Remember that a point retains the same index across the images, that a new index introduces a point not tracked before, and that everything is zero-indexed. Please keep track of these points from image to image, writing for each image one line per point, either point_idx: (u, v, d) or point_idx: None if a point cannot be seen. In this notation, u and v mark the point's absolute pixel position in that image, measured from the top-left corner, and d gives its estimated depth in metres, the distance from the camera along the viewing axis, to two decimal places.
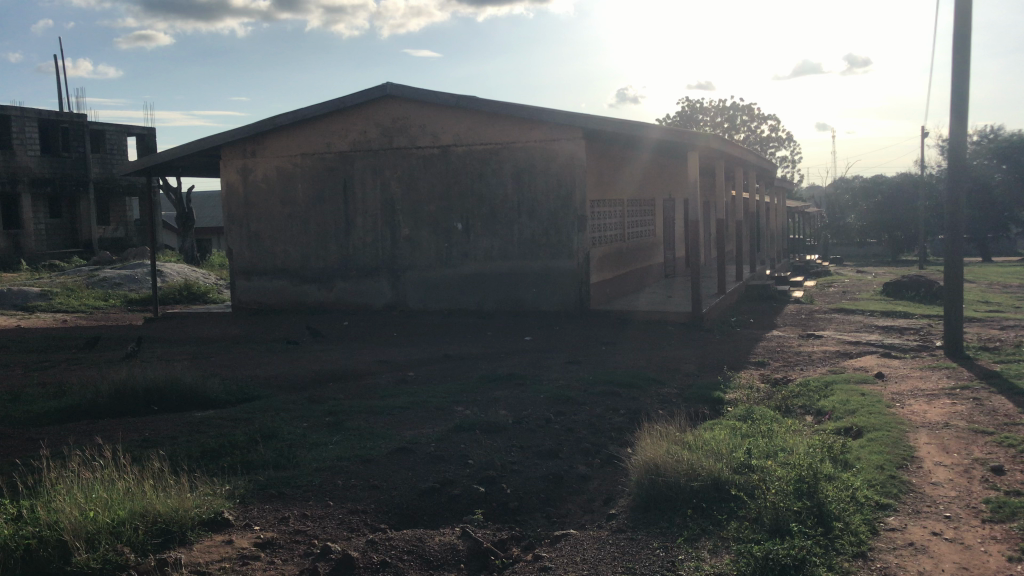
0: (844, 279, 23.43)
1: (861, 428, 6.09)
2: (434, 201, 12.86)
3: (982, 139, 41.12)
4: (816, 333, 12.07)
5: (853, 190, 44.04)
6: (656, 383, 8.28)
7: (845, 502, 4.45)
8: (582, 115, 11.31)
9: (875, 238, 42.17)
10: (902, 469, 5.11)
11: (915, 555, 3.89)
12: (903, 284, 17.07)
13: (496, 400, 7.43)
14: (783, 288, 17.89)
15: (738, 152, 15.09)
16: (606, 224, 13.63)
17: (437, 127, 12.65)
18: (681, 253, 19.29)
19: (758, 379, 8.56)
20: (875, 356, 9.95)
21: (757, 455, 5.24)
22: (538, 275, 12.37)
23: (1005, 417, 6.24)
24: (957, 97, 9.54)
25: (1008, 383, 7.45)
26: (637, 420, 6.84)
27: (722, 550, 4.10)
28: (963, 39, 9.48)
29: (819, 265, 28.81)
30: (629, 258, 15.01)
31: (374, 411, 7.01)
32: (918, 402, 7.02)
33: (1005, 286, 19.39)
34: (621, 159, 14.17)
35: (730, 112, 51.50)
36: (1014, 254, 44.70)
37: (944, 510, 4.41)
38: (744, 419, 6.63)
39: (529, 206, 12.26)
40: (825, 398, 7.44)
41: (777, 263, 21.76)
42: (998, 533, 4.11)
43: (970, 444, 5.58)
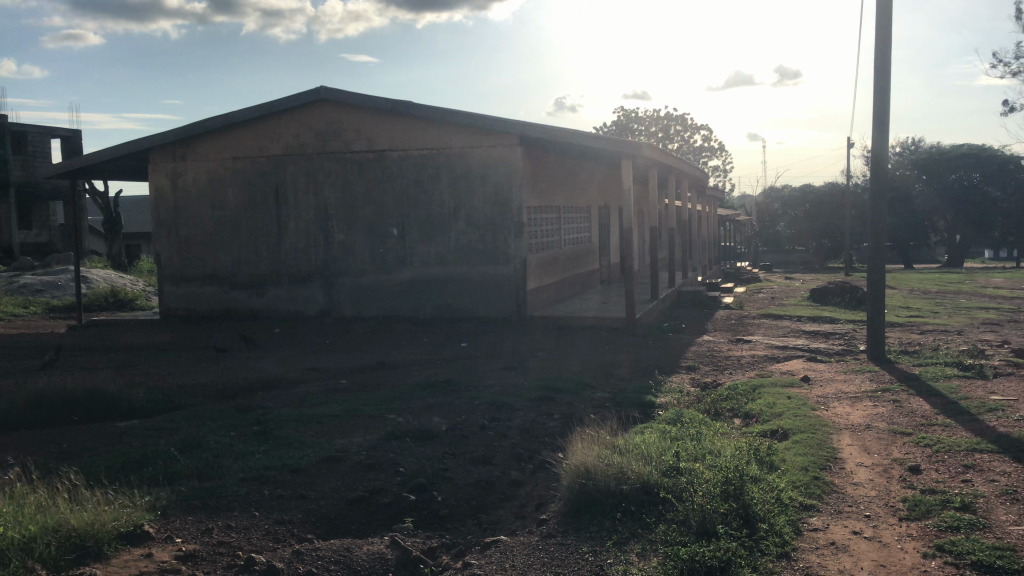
0: (773, 285, 24.01)
1: (786, 431, 6.20)
2: (369, 206, 12.73)
3: (904, 151, 42.51)
4: (746, 338, 12.26)
5: (782, 200, 45.09)
6: (589, 387, 8.34)
7: (770, 505, 4.51)
8: (518, 122, 11.35)
9: (803, 246, 43.25)
10: (826, 470, 5.20)
11: (836, 554, 3.96)
12: (828, 290, 17.48)
13: (429, 407, 7.36)
14: (715, 294, 18.17)
15: (674, 160, 15.25)
16: (542, 229, 13.64)
17: (373, 132, 12.53)
18: (616, 262, 19.38)
19: (689, 383, 8.68)
20: (803, 360, 10.14)
21: (686, 458, 5.30)
22: (474, 281, 12.37)
23: (923, 418, 6.43)
24: (879, 108, 9.82)
25: (928, 386, 7.66)
26: (569, 426, 6.86)
27: (650, 552, 4.11)
28: (883, 53, 9.77)
29: (749, 272, 29.35)
30: (566, 265, 15.08)
31: (304, 419, 6.89)
32: (842, 404, 7.18)
33: (925, 292, 20.13)
34: (558, 166, 14.25)
35: (663, 122, 52.44)
36: (934, 261, 46.28)
37: (864, 510, 4.50)
38: (674, 423, 6.70)
39: (465, 212, 12.24)
40: (753, 401, 7.56)
41: (710, 270, 22.12)
42: (914, 530, 4.18)
43: (890, 445, 5.72)
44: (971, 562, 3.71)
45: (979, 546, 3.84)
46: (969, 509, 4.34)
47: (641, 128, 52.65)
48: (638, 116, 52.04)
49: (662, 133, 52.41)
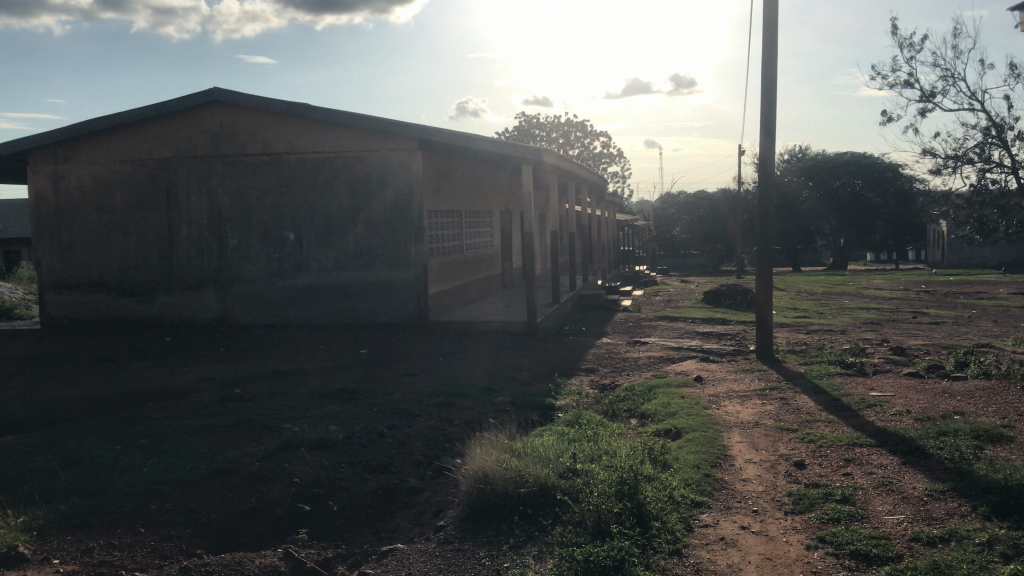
0: (669, 288, 24.62)
1: (679, 429, 6.34)
2: (264, 210, 12.42)
3: (791, 158, 44.23)
4: (643, 340, 12.50)
5: (678, 205, 46.27)
6: (489, 392, 8.34)
7: (663, 503, 4.59)
8: (417, 126, 11.29)
9: (699, 250, 44.49)
10: (717, 467, 5.34)
11: (725, 549, 4.06)
12: (721, 292, 18.01)
13: (326, 416, 7.21)
14: (613, 298, 18.48)
15: (572, 166, 15.43)
16: (443, 234, 13.60)
17: (268, 135, 12.23)
18: (518, 267, 19.48)
19: (588, 385, 8.79)
20: (696, 361, 10.42)
21: (583, 459, 5.36)
22: (374, 286, 12.23)
23: (808, 415, 6.69)
24: (766, 116, 10.18)
25: (812, 384, 7.97)
26: (469, 430, 6.84)
27: (546, 555, 4.13)
28: (769, 63, 10.14)
29: (647, 276, 29.97)
30: (468, 269, 15.06)
31: (196, 431, 6.65)
32: (732, 403, 7.40)
33: (811, 294, 20.98)
34: (458, 171, 14.23)
35: (563, 128, 53.09)
36: (819, 264, 48.34)
37: (752, 505, 4.64)
38: (572, 424, 6.77)
39: (364, 217, 12.09)
40: (648, 401, 7.71)
41: (609, 274, 22.48)
42: (798, 524, 4.33)
43: (777, 441, 5.92)
44: (850, 551, 3.86)
45: (858, 536, 4.01)
46: (849, 501, 4.52)
47: (541, 133, 53.17)
48: (538, 122, 52.53)
49: (562, 139, 53.05)
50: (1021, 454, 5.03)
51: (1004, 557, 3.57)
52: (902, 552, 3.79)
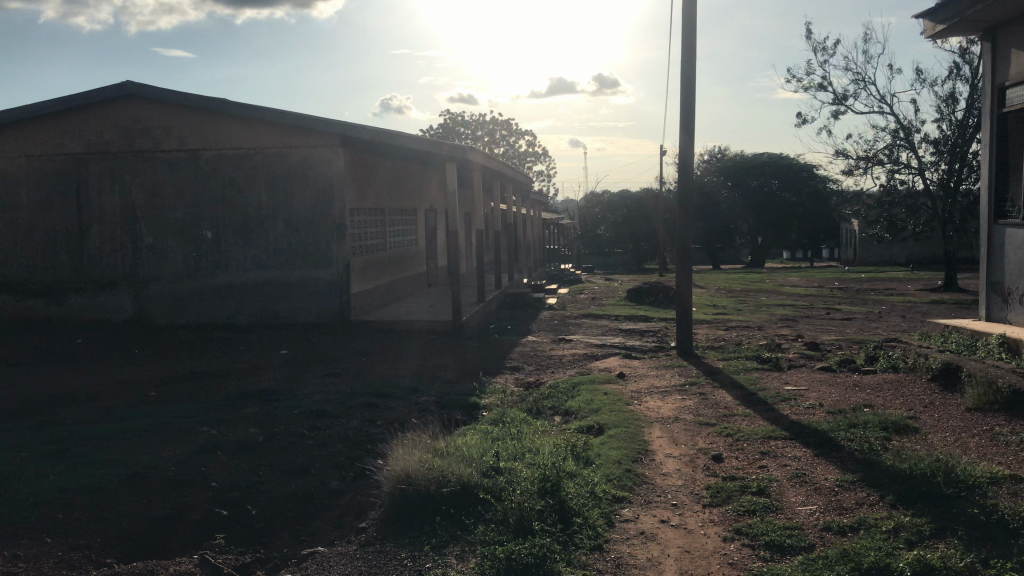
0: (593, 286, 24.86)
1: (602, 426, 6.40)
2: (181, 207, 12.07)
3: (711, 159, 45.18)
4: (567, 338, 12.59)
5: (602, 204, 46.79)
6: (414, 391, 8.28)
7: (584, 499, 4.62)
8: (339, 123, 11.14)
9: (622, 248, 45.08)
10: (638, 462, 5.41)
11: (644, 543, 4.11)
12: (644, 290, 18.28)
13: (246, 418, 7.05)
14: (538, 296, 18.57)
15: (497, 164, 15.44)
16: (366, 232, 13.45)
17: (184, 130, 11.89)
18: (443, 265, 19.39)
19: (512, 383, 8.81)
20: (619, 358, 10.54)
21: (505, 457, 5.36)
22: (296, 285, 12.02)
23: (726, 409, 6.84)
24: (685, 116, 10.35)
25: (731, 379, 8.15)
26: (391, 431, 6.78)
27: (468, 554, 4.11)
28: (689, 63, 10.31)
29: (571, 274, 30.21)
30: (392, 268, 14.93)
31: (107, 436, 6.42)
32: (653, 398, 7.51)
33: (730, 291, 21.47)
34: (381, 169, 14.09)
35: (488, 127, 53.12)
36: (738, 262, 49.53)
37: (671, 499, 4.71)
38: (495, 423, 6.77)
39: (285, 214, 11.87)
40: (572, 398, 7.76)
41: (534, 272, 22.59)
42: (715, 516, 4.41)
43: (696, 436, 6.03)
44: (765, 542, 3.95)
45: (773, 527, 4.11)
46: (765, 493, 4.64)
47: (467, 132, 53.12)
48: (463, 120, 52.46)
49: (487, 138, 53.09)
50: (925, 444, 5.24)
51: (908, 543, 3.71)
52: (814, 542, 3.90)
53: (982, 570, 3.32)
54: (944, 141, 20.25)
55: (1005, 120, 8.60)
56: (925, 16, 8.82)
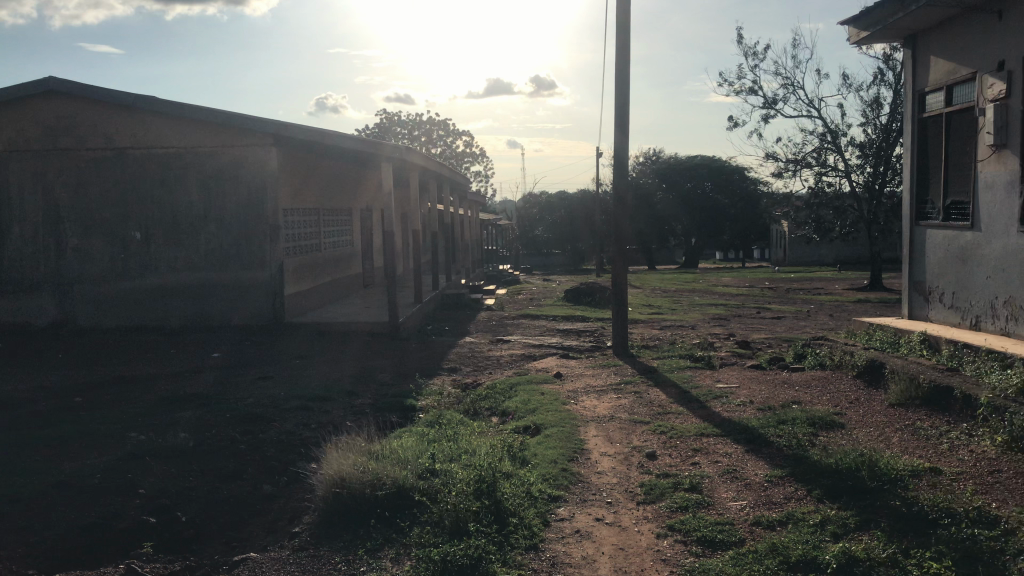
0: (531, 287, 24.93)
1: (538, 426, 6.42)
2: (108, 208, 11.72)
3: (647, 160, 45.75)
4: (504, 338, 12.61)
5: (540, 205, 47.00)
6: (349, 394, 8.19)
7: (520, 499, 4.63)
8: (271, 122, 10.96)
9: (560, 249, 45.35)
10: (574, 461, 5.44)
11: (580, 542, 4.14)
12: (580, 290, 18.42)
13: (177, 423, 6.89)
14: (475, 296, 18.55)
15: (433, 164, 15.38)
16: (301, 232, 13.26)
17: (111, 128, 11.55)
18: (379, 266, 19.24)
19: (449, 385, 8.78)
20: (556, 358, 10.59)
21: (442, 459, 5.34)
22: (228, 287, 11.80)
23: (660, 407, 6.93)
24: (620, 117, 10.46)
25: (665, 377, 8.25)
26: (326, 434, 6.69)
27: (404, 557, 4.08)
28: (623, 66, 10.42)
29: (509, 275, 30.26)
30: (326, 269, 14.75)
31: (30, 443, 6.20)
32: (590, 398, 7.56)
33: (665, 291, 21.77)
34: (315, 168, 13.90)
35: (425, 127, 52.91)
36: (674, 263, 50.25)
37: (606, 497, 4.75)
38: (431, 424, 6.74)
39: (217, 215, 11.65)
40: (509, 399, 7.77)
41: (472, 273, 22.58)
42: (649, 513, 4.46)
43: (631, 434, 6.09)
44: (697, 538, 4.01)
45: (704, 522, 4.17)
46: (697, 489, 4.71)
47: (403, 131, 52.80)
48: (400, 120, 52.16)
49: (424, 138, 52.89)
50: (850, 439, 5.39)
51: (835, 536, 3.80)
52: (744, 536, 3.98)
53: (903, 560, 3.43)
54: (869, 144, 20.83)
55: (925, 125, 8.90)
56: (849, 24, 9.08)
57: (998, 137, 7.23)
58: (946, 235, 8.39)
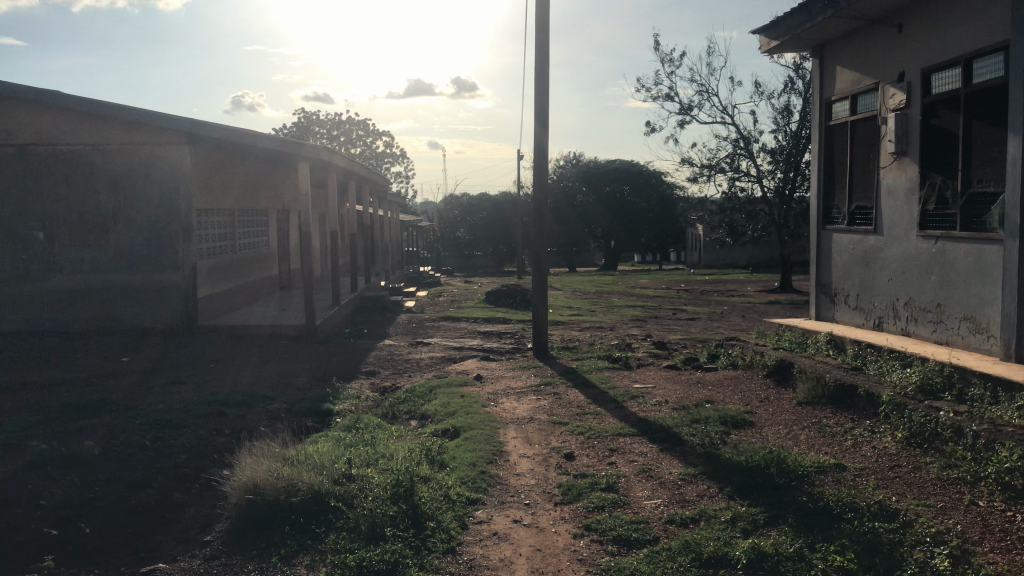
0: (452, 289, 24.87)
1: (457, 428, 6.41)
2: (7, 206, 11.13)
3: (567, 163, 46.18)
4: (425, 341, 12.54)
5: (461, 207, 46.95)
6: (265, 399, 8.02)
7: (438, 502, 4.61)
8: (183, 120, 10.66)
9: (482, 251, 45.38)
10: (493, 464, 5.44)
11: (498, 544, 4.14)
12: (501, 292, 18.47)
13: (82, 430, 6.62)
14: (396, 299, 18.41)
15: (352, 165, 15.21)
16: (214, 233, 12.93)
17: (11, 122, 10.95)
18: (296, 268, 18.92)
19: (368, 388, 8.69)
20: (476, 360, 10.59)
21: (358, 463, 5.28)
22: (139, 290, 11.41)
23: (579, 408, 7.00)
24: (540, 120, 10.53)
25: (583, 378, 8.34)
26: (240, 440, 6.54)
27: (319, 564, 4.01)
28: (542, 69, 10.49)
29: (430, 276, 30.14)
30: (242, 270, 14.42)
31: None
32: (509, 400, 7.59)
33: (585, 292, 21.99)
34: (230, 168, 13.58)
35: (344, 127, 52.28)
36: (593, 265, 50.88)
37: (524, 499, 4.77)
38: (349, 429, 6.65)
39: (127, 215, 11.26)
40: (428, 402, 7.73)
41: (392, 275, 22.39)
42: (566, 513, 4.50)
43: (549, 435, 6.13)
44: (612, 537, 4.06)
45: (620, 521, 4.23)
46: (613, 489, 4.77)
47: (322, 131, 52.06)
48: (319, 119, 51.42)
49: (344, 138, 52.25)
50: (760, 437, 5.54)
51: (745, 532, 3.90)
52: (658, 534, 4.04)
53: (809, 553, 3.54)
54: (779, 150, 21.50)
55: (832, 132, 9.23)
56: (761, 33, 9.35)
57: (899, 145, 7.54)
58: (850, 239, 8.71)
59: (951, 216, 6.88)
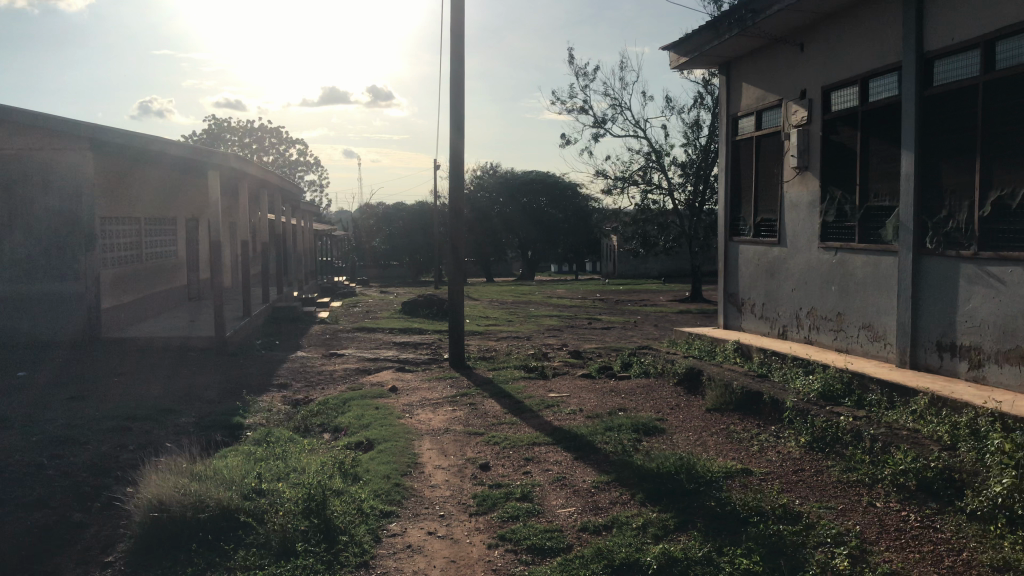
0: (367, 299, 24.63)
1: (371, 441, 6.34)
2: None
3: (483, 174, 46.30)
4: (339, 352, 12.37)
5: (377, 217, 46.56)
6: (171, 413, 7.77)
7: (350, 516, 4.55)
8: (85, 125, 10.26)
9: (397, 261, 45.09)
10: (407, 476, 5.40)
11: (411, 556, 4.11)
12: (417, 303, 18.38)
13: None
14: (309, 309, 18.11)
15: (264, 174, 14.93)
16: (119, 241, 12.48)
17: None
18: (205, 278, 18.42)
19: (280, 401, 8.51)
20: (391, 371, 10.50)
21: (269, 478, 5.17)
22: (37, 301, 10.90)
23: (494, 418, 7.01)
24: (455, 131, 10.53)
25: (499, 389, 8.35)
26: (145, 456, 6.31)
27: None
28: (457, 79, 10.51)
29: (345, 286, 29.78)
30: (148, 281, 13.96)
31: None
32: (424, 411, 7.54)
33: (502, 302, 22.06)
34: (135, 175, 13.14)
35: (256, 134, 51.28)
36: (509, 275, 51.14)
37: (439, 510, 4.74)
38: (259, 442, 6.50)
39: (24, 223, 10.76)
40: (341, 414, 7.62)
41: (306, 285, 22.03)
42: (481, 524, 4.49)
43: (464, 445, 6.13)
44: (527, 546, 4.08)
45: (534, 531, 4.25)
46: (528, 498, 4.79)
47: (233, 138, 50.95)
48: (230, 126, 50.33)
49: (256, 146, 51.25)
50: (670, 444, 5.65)
51: (655, 538, 3.97)
52: (572, 542, 4.08)
53: (717, 557, 3.63)
54: (689, 164, 22.04)
55: (738, 147, 9.52)
56: (671, 48, 9.58)
57: (802, 160, 7.83)
58: (756, 250, 8.99)
59: (850, 228, 7.16)
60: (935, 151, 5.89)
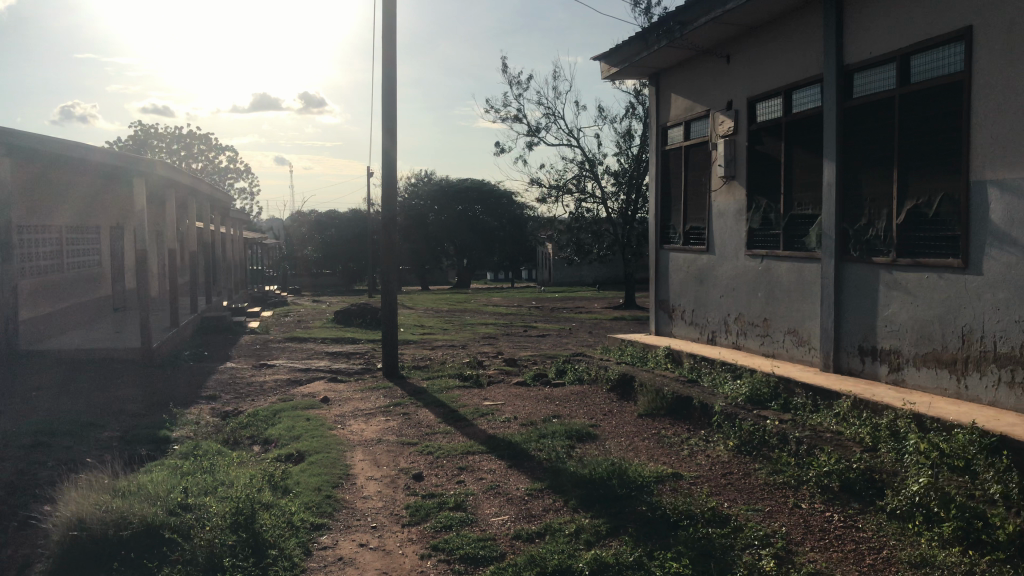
0: (299, 308, 24.28)
1: (302, 453, 6.24)
2: None
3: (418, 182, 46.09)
4: (270, 362, 12.15)
5: (310, 225, 45.97)
6: (93, 428, 7.52)
7: (280, 530, 4.47)
8: None
9: (331, 269, 44.56)
10: (338, 488, 5.33)
11: (342, 568, 4.06)
12: (351, 312, 18.19)
13: None
14: (239, 319, 17.76)
15: (192, 181, 14.61)
16: (38, 250, 12.05)
17: None
18: (129, 287, 17.90)
19: (208, 413, 8.32)
20: (324, 381, 10.35)
21: (195, 493, 5.04)
22: None
23: (427, 427, 6.97)
24: (387, 138, 10.47)
25: (433, 398, 8.30)
26: (65, 473, 6.09)
27: None
28: (390, 86, 10.46)
29: (277, 296, 29.32)
30: (69, 291, 13.52)
31: None
32: (357, 422, 7.45)
33: (437, 311, 21.96)
34: (56, 182, 12.71)
35: (185, 141, 50.19)
36: (445, 283, 51.02)
37: (371, 522, 4.69)
38: (186, 456, 6.34)
39: None
40: (272, 426, 7.48)
41: (236, 294, 21.61)
42: (413, 534, 4.46)
43: (397, 456, 6.07)
44: (460, 555, 4.06)
45: (467, 540, 4.24)
46: (461, 508, 4.77)
47: (161, 145, 49.77)
48: (158, 132, 49.16)
49: (184, 153, 50.14)
50: (602, 450, 5.70)
51: (588, 544, 3.99)
52: (505, 551, 4.07)
53: (647, 561, 3.67)
54: (621, 174, 22.37)
55: (667, 156, 9.67)
56: (602, 58, 9.70)
57: (729, 169, 8.00)
58: (686, 258, 9.14)
59: (776, 236, 7.34)
60: (856, 161, 6.08)
